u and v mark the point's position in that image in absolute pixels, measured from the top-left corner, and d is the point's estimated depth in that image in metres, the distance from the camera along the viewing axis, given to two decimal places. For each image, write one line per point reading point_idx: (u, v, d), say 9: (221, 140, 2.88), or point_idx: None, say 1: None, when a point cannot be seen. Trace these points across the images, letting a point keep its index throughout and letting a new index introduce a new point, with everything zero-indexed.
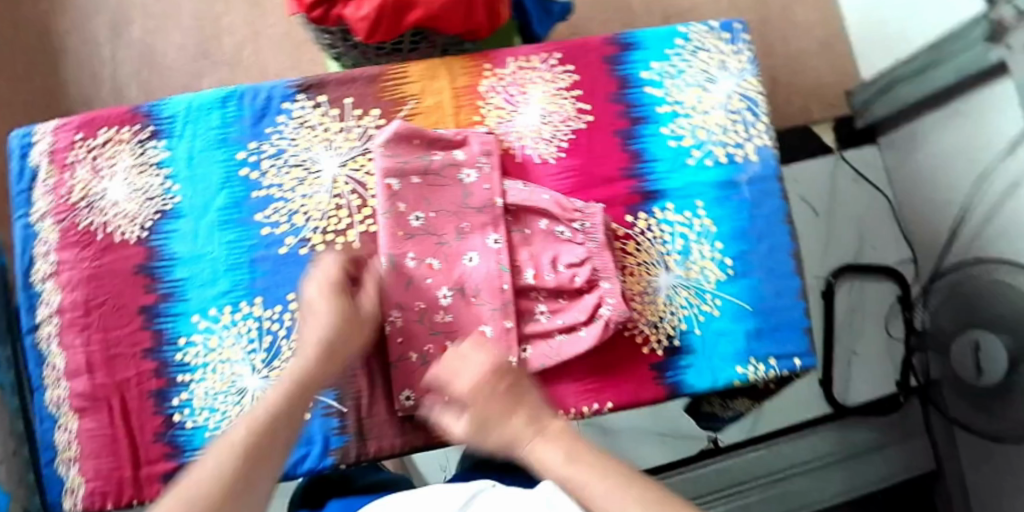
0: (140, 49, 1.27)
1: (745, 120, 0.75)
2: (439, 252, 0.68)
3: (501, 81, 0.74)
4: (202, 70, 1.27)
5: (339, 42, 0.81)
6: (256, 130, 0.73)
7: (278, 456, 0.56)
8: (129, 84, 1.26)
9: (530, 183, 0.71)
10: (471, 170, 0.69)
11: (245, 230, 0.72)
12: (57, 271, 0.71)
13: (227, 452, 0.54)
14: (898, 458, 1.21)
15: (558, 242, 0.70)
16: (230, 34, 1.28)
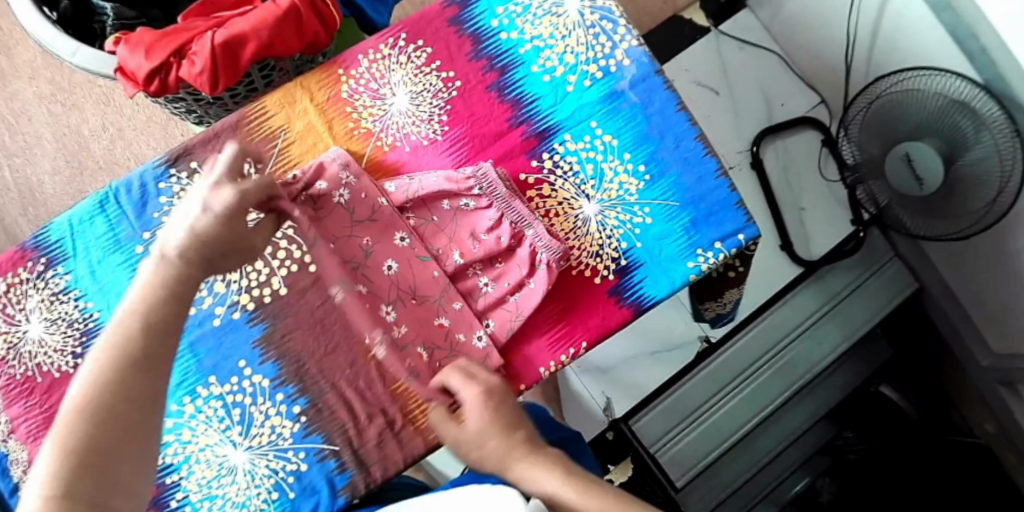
0: (16, 189, 1.22)
1: (605, 30, 0.75)
2: (362, 277, 0.68)
3: (360, 80, 0.72)
4: (83, 185, 1.23)
5: (196, 104, 0.83)
6: (146, 220, 0.70)
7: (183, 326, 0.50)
8: (20, 227, 1.22)
9: (413, 174, 0.70)
10: (341, 190, 0.68)
11: None
12: (12, 429, 0.67)
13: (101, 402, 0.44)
14: (879, 289, 1.25)
15: (468, 215, 0.70)
16: (98, 141, 1.24)
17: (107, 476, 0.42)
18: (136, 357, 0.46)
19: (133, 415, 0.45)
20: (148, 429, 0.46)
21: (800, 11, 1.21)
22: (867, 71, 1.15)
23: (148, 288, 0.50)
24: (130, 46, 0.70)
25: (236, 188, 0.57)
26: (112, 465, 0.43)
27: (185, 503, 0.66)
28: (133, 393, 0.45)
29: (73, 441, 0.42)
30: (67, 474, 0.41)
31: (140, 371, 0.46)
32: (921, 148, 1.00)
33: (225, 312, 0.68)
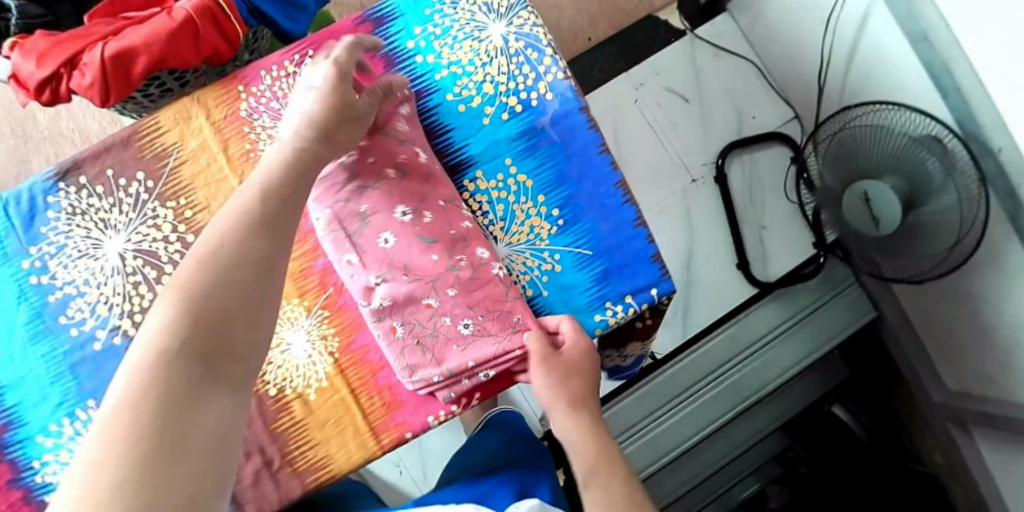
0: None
1: (529, 60, 0.70)
2: (372, 232, 0.65)
3: (260, 99, 0.68)
4: (27, 154, 1.19)
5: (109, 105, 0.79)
6: (35, 233, 0.68)
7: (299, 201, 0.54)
8: None
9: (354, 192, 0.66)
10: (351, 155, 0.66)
11: (55, 338, 0.67)
12: None
13: (220, 257, 0.47)
14: (846, 306, 1.18)
15: (405, 249, 0.65)
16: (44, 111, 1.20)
17: (214, 351, 0.44)
18: (257, 224, 0.50)
19: (247, 278, 0.47)
20: (259, 293, 0.48)
21: (778, 20, 1.14)
22: (841, 92, 1.09)
23: (267, 173, 0.54)
24: (23, 52, 0.65)
25: (332, 62, 0.62)
26: (229, 318, 0.46)
27: None
28: (252, 255, 0.48)
29: (192, 293, 0.45)
30: (180, 324, 0.44)
31: (257, 249, 0.49)
32: (881, 187, 0.94)
33: (106, 336, 0.66)
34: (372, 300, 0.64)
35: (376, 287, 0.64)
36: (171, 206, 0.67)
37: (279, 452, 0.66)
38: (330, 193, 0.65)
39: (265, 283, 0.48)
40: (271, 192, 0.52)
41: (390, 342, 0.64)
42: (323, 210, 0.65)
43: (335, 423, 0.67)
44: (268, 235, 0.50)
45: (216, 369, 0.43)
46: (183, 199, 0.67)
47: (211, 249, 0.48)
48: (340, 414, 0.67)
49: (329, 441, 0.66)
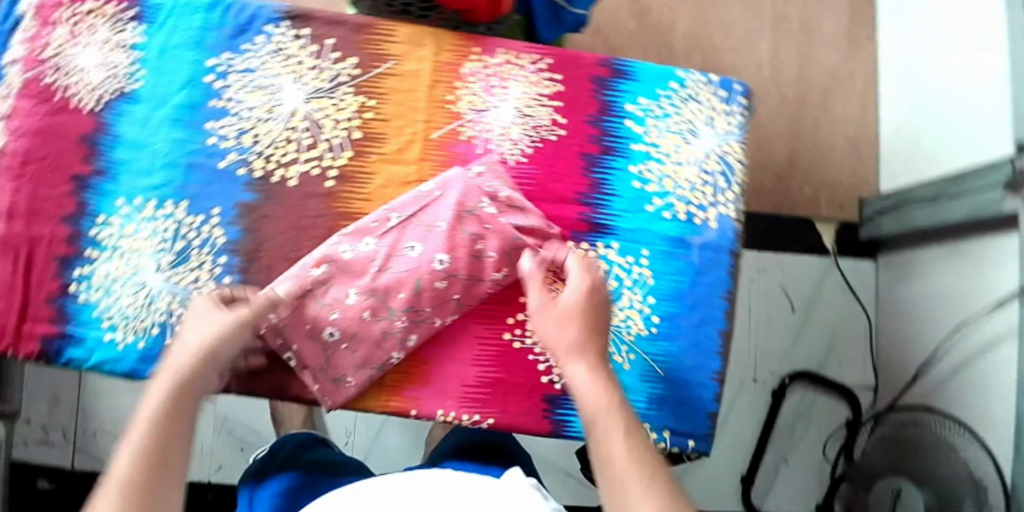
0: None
1: (715, 184, 0.72)
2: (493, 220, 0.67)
3: (484, 68, 0.71)
4: None
5: None
6: (237, 44, 0.70)
7: (200, 389, 0.56)
8: None
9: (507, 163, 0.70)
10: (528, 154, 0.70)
11: (192, 134, 0.69)
12: (6, 118, 0.71)
13: (153, 427, 0.52)
14: None
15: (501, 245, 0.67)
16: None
17: (151, 481, 0.49)
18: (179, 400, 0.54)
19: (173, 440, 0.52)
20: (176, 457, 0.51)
21: (916, 295, 1.13)
22: (932, 393, 1.07)
23: (188, 354, 0.57)
24: None
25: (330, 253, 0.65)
26: (161, 476, 0.50)
27: (84, 280, 0.68)
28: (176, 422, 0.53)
29: (141, 456, 0.50)
30: (130, 485, 0.48)
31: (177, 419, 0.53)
32: (913, 493, 0.92)
33: (234, 161, 0.69)
34: (434, 266, 0.65)
35: (461, 259, 0.66)
36: (360, 100, 0.70)
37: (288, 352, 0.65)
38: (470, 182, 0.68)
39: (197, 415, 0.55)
40: (191, 371, 0.56)
41: (408, 307, 0.65)
42: (431, 191, 0.67)
43: (348, 363, 0.66)
44: (196, 385, 0.56)
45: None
46: (373, 100, 0.70)
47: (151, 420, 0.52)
48: (364, 357, 0.66)
49: (332, 366, 0.65)
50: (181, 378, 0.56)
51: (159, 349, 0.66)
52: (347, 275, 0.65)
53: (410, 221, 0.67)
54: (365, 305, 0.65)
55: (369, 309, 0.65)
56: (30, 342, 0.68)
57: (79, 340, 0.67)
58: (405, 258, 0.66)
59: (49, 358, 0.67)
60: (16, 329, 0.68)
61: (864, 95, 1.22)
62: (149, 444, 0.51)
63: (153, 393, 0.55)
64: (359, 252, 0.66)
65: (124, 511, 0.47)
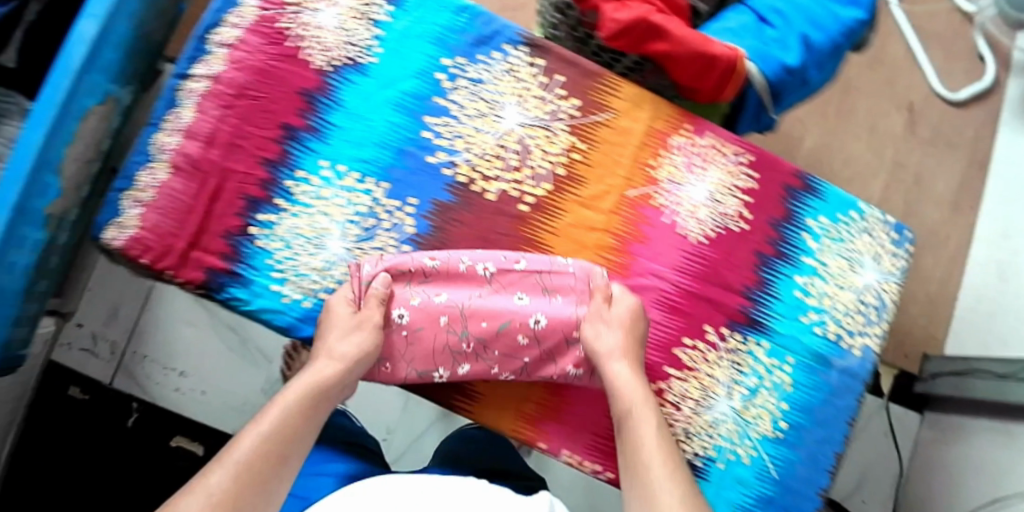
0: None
1: (867, 316, 0.76)
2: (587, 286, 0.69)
3: (692, 145, 0.74)
4: None
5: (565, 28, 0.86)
6: (475, 52, 0.73)
7: (310, 424, 0.60)
8: None
9: (678, 221, 0.73)
10: (706, 226, 0.73)
11: (409, 123, 0.72)
12: (231, 46, 0.71)
13: (260, 443, 0.55)
14: None
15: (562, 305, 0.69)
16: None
17: (243, 490, 0.52)
18: (292, 428, 0.58)
19: (273, 459, 0.55)
20: (273, 476, 0.55)
21: (953, 459, 1.16)
22: None
23: (303, 385, 0.61)
24: None
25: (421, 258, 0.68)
26: (254, 488, 0.53)
27: (266, 226, 0.70)
28: (280, 444, 0.56)
29: (242, 465, 0.53)
30: (227, 489, 0.51)
31: (283, 444, 0.56)
32: None
33: (443, 160, 0.71)
34: (527, 323, 0.67)
35: (554, 329, 0.68)
36: (571, 140, 0.73)
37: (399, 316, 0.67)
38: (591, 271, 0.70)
39: (300, 446, 0.58)
40: (306, 404, 0.60)
41: (479, 335, 0.67)
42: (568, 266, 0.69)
43: (401, 362, 0.67)
44: (307, 418, 0.60)
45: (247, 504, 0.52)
46: (584, 144, 0.73)
47: (260, 437, 0.56)
48: (415, 358, 0.67)
49: (437, 353, 0.67)
50: (309, 389, 0.61)
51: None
52: (448, 278, 0.68)
53: (534, 275, 0.68)
54: (448, 311, 0.67)
55: (446, 316, 0.67)
56: (198, 270, 0.69)
57: (248, 284, 0.69)
58: (507, 298, 0.68)
59: (213, 291, 0.69)
60: (183, 253, 0.69)
61: (953, 260, 1.28)
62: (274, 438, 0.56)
63: (267, 413, 0.59)
64: (473, 271, 0.68)
65: (239, 489, 0.52)
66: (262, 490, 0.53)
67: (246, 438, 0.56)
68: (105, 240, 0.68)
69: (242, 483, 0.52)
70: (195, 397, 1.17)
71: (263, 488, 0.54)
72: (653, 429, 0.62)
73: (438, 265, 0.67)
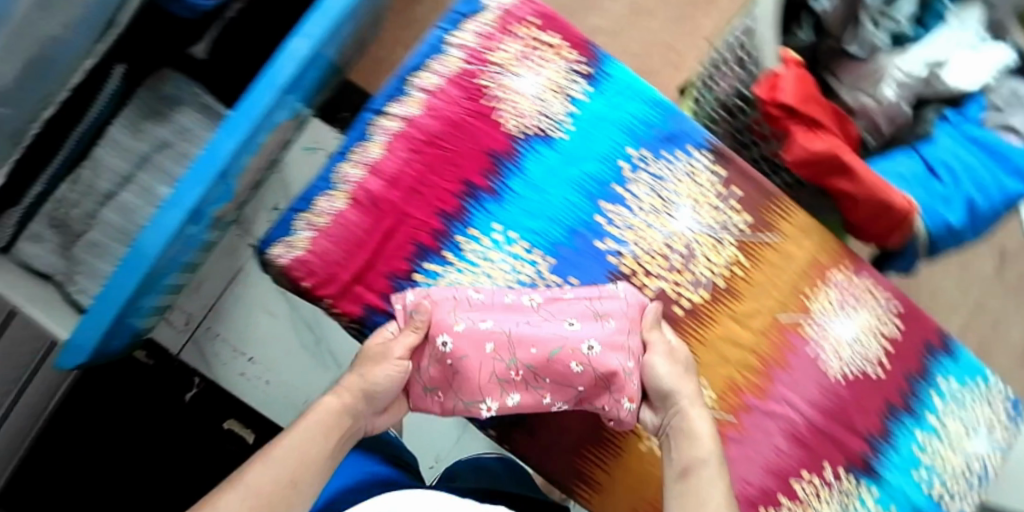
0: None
1: (973, 484, 0.76)
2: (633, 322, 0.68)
3: (849, 284, 0.76)
4: None
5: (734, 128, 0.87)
6: (661, 148, 0.74)
7: (324, 446, 0.61)
8: None
9: (824, 358, 0.74)
10: (848, 365, 0.75)
11: (585, 205, 0.73)
12: (429, 91, 0.73)
13: (270, 465, 0.57)
14: None
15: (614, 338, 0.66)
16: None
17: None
18: (302, 453, 0.59)
19: (287, 483, 0.56)
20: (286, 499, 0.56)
21: None
22: None
23: (317, 411, 0.62)
24: (801, 79, 0.73)
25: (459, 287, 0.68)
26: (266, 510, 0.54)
27: (429, 275, 0.71)
28: (292, 466, 0.58)
29: (251, 489, 0.55)
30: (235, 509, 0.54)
31: (296, 468, 0.58)
32: None
33: (610, 248, 0.72)
34: (580, 349, 0.65)
35: (608, 361, 0.65)
36: (736, 253, 0.73)
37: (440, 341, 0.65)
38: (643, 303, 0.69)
39: (316, 469, 0.59)
40: (318, 429, 0.61)
41: (529, 364, 0.65)
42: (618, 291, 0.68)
43: (451, 391, 0.66)
44: (322, 440, 0.61)
45: None
46: (748, 261, 0.74)
47: (270, 460, 0.57)
48: (465, 390, 0.65)
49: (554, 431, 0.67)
50: (322, 416, 0.62)
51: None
52: (493, 307, 0.67)
53: (581, 302, 0.68)
54: (495, 337, 0.65)
55: (492, 343, 0.65)
56: (355, 304, 0.70)
57: None
58: (555, 324, 0.66)
59: (366, 328, 0.71)
60: (346, 285, 0.70)
61: None
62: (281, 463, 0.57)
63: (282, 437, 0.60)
64: (518, 302, 0.67)
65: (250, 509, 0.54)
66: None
67: (258, 461, 0.57)
68: (272, 256, 0.69)
69: (248, 510, 0.54)
70: (258, 386, 1.12)
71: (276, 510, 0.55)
72: (721, 489, 0.61)
73: (483, 298, 0.67)
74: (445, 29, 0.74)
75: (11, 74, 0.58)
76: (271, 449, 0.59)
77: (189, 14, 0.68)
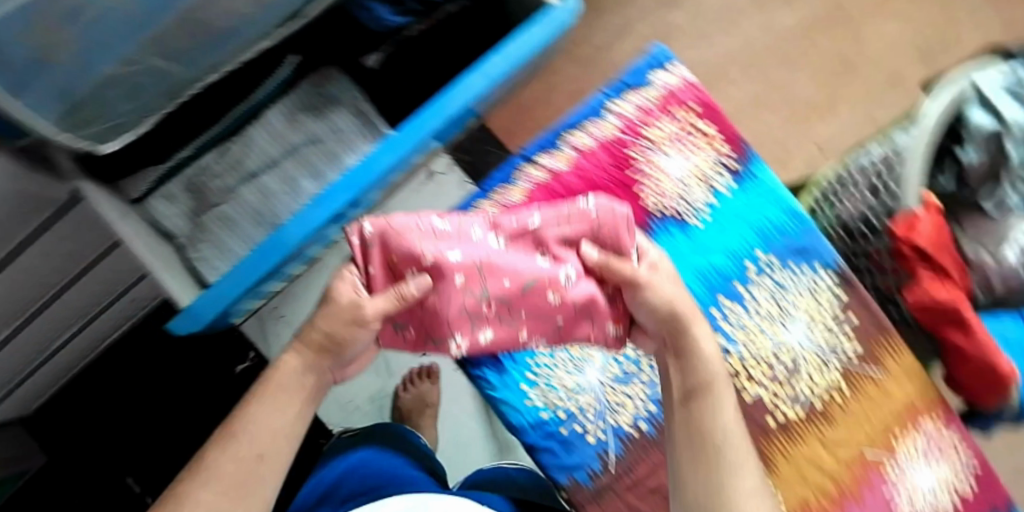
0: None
1: None
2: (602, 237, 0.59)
3: (935, 433, 0.76)
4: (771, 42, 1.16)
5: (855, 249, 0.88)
6: (790, 259, 0.74)
7: (290, 408, 0.52)
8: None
9: (898, 500, 0.73)
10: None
11: (706, 296, 0.73)
12: (578, 151, 0.74)
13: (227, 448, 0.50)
14: None
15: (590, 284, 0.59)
16: (721, 53, 1.12)
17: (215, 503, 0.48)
18: (264, 429, 0.51)
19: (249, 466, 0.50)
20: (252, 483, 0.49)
21: None
22: None
23: (280, 371, 0.53)
24: (939, 228, 0.76)
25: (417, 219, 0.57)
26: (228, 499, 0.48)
27: None
28: (253, 445, 0.50)
29: (207, 479, 0.49)
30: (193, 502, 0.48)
31: (258, 445, 0.50)
32: None
33: (721, 344, 0.72)
34: (558, 281, 0.58)
35: (583, 291, 0.58)
36: (839, 378, 0.75)
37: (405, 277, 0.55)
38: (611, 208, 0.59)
39: (285, 441, 0.51)
40: (283, 394, 0.52)
41: (502, 297, 0.58)
42: (587, 211, 0.59)
43: (413, 325, 0.58)
44: (291, 402, 0.52)
45: None
46: (847, 388, 0.75)
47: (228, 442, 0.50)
48: (432, 326, 0.57)
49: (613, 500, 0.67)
50: (271, 383, 0.52)
51: (555, 431, 0.72)
52: (459, 238, 0.58)
53: (552, 228, 0.60)
54: (463, 269, 0.57)
55: (462, 274, 0.57)
56: None
57: (501, 371, 0.72)
58: (527, 257, 0.59)
59: (466, 361, 0.72)
60: None
61: None
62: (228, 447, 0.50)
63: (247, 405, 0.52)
64: (486, 242, 0.59)
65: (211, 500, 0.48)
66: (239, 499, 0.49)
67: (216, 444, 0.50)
68: None
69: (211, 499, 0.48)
70: None
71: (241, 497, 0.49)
72: (731, 405, 0.55)
73: (447, 227, 0.58)
74: (608, 94, 0.75)
75: (187, 41, 0.59)
76: (234, 423, 0.51)
77: (376, 26, 0.69)
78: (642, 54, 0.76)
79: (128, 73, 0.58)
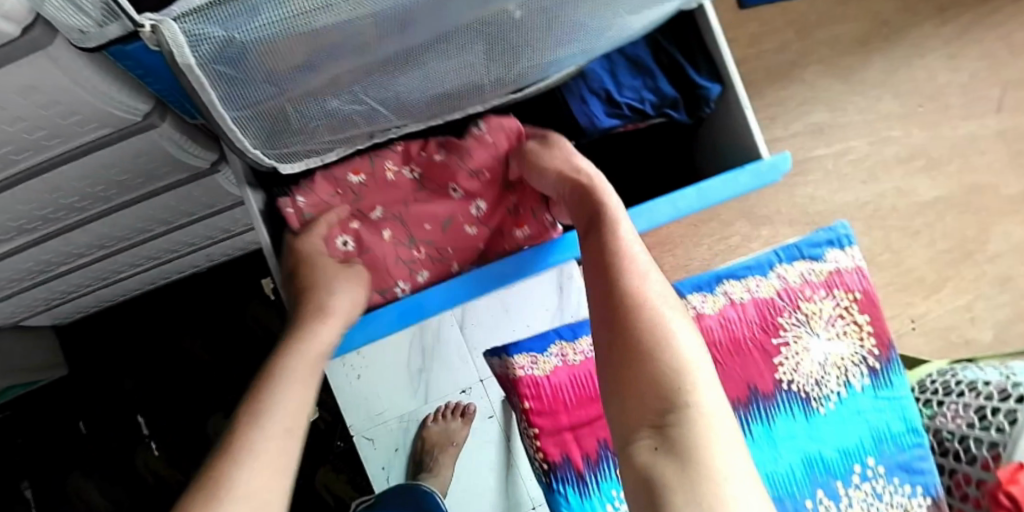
0: (842, 91, 1.18)
1: None
2: (489, 163, 0.71)
3: None
4: (897, 207, 1.19)
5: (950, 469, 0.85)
6: (896, 473, 0.72)
7: (310, 368, 0.59)
8: (856, 138, 1.18)
9: None
10: None
11: (804, 481, 0.71)
12: (731, 300, 0.73)
13: (262, 409, 0.54)
14: None
15: (472, 178, 0.71)
16: (850, 200, 1.18)
17: (253, 464, 0.50)
18: (291, 394, 0.56)
19: (285, 430, 0.53)
20: (290, 440, 0.53)
21: None
22: None
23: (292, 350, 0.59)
24: None
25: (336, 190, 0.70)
26: (269, 458, 0.51)
27: None
28: (286, 408, 0.55)
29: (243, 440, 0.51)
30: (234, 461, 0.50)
31: (299, 404, 0.56)
32: None
33: None
34: (468, 209, 0.73)
35: (490, 211, 0.74)
36: None
37: (337, 239, 0.69)
38: (500, 127, 0.71)
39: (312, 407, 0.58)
40: (300, 366, 0.58)
41: (428, 240, 0.73)
42: (483, 140, 0.70)
43: None
44: (313, 371, 0.59)
45: (258, 462, 0.50)
46: None
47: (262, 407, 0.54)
48: (376, 278, 0.71)
49: None
50: (311, 344, 0.60)
51: None
52: (381, 196, 0.72)
53: (454, 159, 0.71)
54: (390, 226, 0.72)
55: (389, 230, 0.72)
56: (557, 448, 0.69)
57: (583, 494, 0.69)
58: (441, 195, 0.73)
59: (551, 472, 0.69)
60: (558, 428, 0.70)
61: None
62: (279, 389, 0.56)
63: (269, 377, 0.57)
64: (397, 182, 0.71)
65: (253, 457, 0.50)
66: (275, 466, 0.51)
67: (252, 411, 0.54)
68: (513, 361, 0.71)
69: (253, 466, 0.50)
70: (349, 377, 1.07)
71: (280, 460, 0.52)
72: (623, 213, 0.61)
73: (360, 182, 0.70)
74: (778, 256, 0.76)
75: (416, 84, 0.57)
76: (262, 395, 0.55)
77: (586, 122, 0.68)
78: (818, 230, 0.77)
79: (340, 104, 0.55)
